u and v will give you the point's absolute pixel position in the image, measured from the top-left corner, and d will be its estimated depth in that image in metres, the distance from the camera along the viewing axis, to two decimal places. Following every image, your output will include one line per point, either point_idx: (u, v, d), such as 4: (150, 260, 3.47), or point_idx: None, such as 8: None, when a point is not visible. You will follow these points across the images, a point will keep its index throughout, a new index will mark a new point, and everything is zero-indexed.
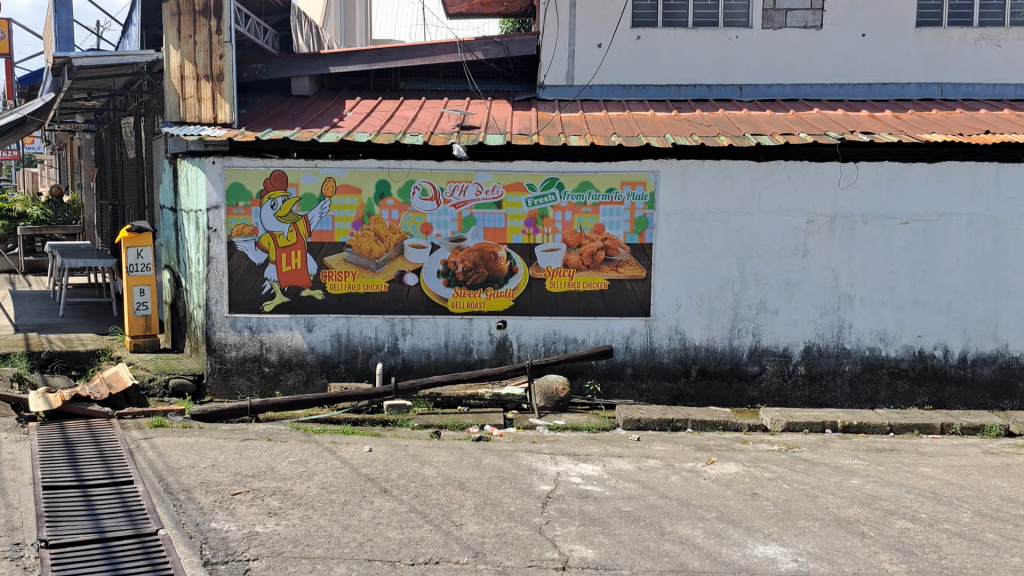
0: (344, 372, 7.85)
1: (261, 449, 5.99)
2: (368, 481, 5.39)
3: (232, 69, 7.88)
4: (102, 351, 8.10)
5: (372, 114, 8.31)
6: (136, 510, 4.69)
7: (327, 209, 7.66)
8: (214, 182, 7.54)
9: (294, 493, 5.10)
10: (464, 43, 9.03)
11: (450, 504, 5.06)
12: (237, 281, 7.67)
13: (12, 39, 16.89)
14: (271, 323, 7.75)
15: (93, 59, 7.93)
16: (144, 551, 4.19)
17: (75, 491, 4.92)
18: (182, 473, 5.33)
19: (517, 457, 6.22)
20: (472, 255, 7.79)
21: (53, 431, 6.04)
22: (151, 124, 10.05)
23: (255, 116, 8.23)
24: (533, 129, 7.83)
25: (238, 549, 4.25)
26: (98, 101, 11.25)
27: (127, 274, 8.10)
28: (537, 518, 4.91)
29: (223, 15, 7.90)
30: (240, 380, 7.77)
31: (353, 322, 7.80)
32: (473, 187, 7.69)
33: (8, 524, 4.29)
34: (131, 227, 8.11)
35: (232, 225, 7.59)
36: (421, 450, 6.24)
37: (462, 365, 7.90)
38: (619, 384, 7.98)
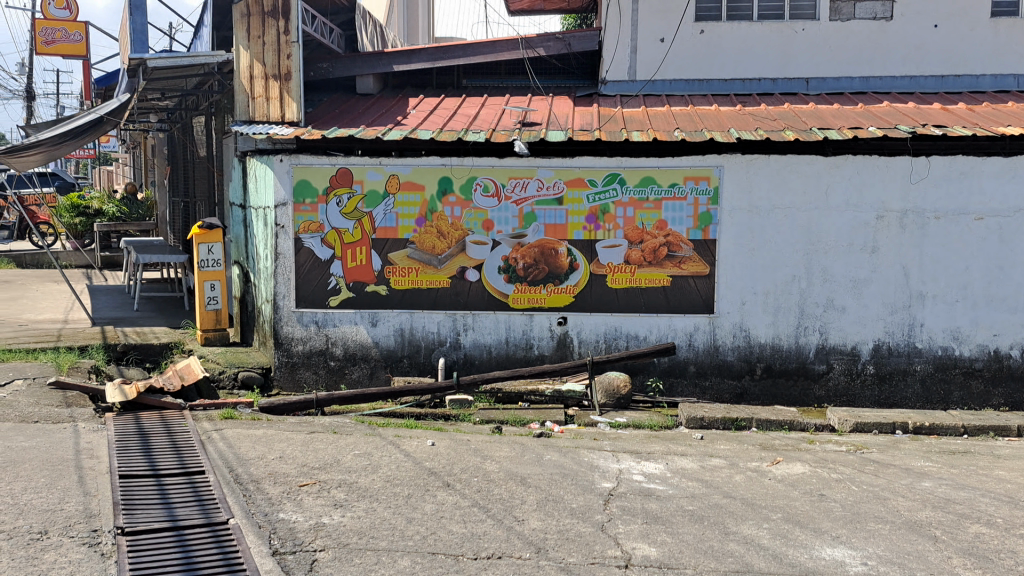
0: (407, 367, 7.93)
1: (327, 442, 6.09)
2: (431, 475, 5.45)
3: (299, 69, 7.99)
4: (174, 345, 8.33)
5: (435, 112, 8.37)
6: (207, 500, 4.81)
7: (391, 206, 7.74)
8: (282, 179, 7.69)
9: (359, 486, 5.18)
10: (526, 39, 8.98)
11: (512, 499, 5.09)
12: (304, 276, 7.81)
13: (89, 41, 17.52)
14: (336, 318, 7.87)
15: (167, 60, 8.15)
16: (216, 540, 4.29)
17: (149, 480, 5.07)
18: (251, 464, 5.45)
19: (578, 454, 6.22)
20: (533, 251, 7.80)
21: (128, 421, 6.23)
22: (221, 122, 10.29)
23: (322, 114, 8.37)
24: (594, 125, 7.81)
25: (306, 539, 4.34)
26: (170, 101, 11.55)
27: (199, 270, 8.29)
28: (599, 516, 4.91)
29: (291, 16, 8.01)
30: (306, 373, 7.91)
31: (416, 317, 7.88)
32: (534, 183, 7.70)
33: (87, 511, 4.43)
34: (203, 223, 8.29)
35: (299, 221, 7.73)
36: (483, 446, 6.28)
37: (523, 362, 7.93)
38: (681, 382, 7.93)
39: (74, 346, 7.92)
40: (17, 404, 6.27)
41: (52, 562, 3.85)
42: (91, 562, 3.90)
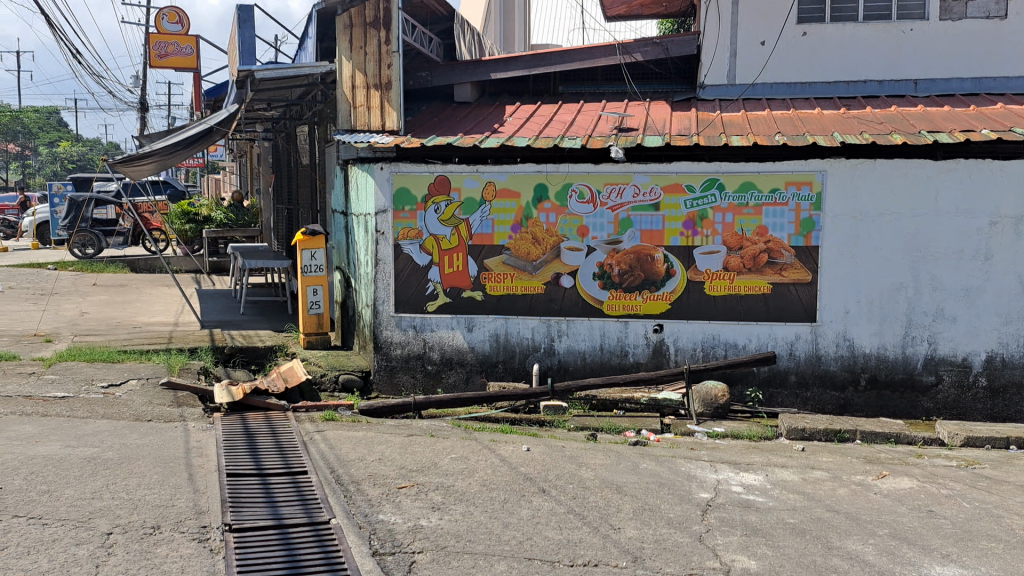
0: (502, 372, 7.98)
1: (425, 445, 6.18)
2: (527, 481, 5.47)
3: (399, 78, 8.17)
4: (278, 347, 8.59)
5: (531, 119, 8.41)
6: (310, 499, 4.94)
7: (487, 213, 7.81)
8: (383, 187, 7.84)
9: (456, 489, 5.23)
10: (623, 45, 8.91)
11: (609, 507, 5.06)
12: (403, 281, 7.94)
13: (199, 54, 18.23)
14: (433, 323, 7.98)
15: (274, 71, 8.41)
16: (318, 538, 4.40)
17: (254, 479, 5.23)
18: (351, 465, 5.58)
19: (675, 463, 6.15)
20: (629, 257, 7.75)
21: (235, 421, 6.44)
22: (324, 131, 10.57)
23: (420, 122, 8.51)
24: (693, 130, 7.73)
25: (404, 541, 4.40)
26: (276, 111, 11.93)
27: (302, 275, 8.53)
28: (697, 526, 4.85)
29: (392, 26, 8.19)
30: (404, 377, 8.04)
31: (511, 323, 7.92)
32: (630, 189, 7.66)
33: (197, 508, 4.59)
34: (306, 230, 8.53)
35: (399, 228, 7.86)
36: (579, 452, 6.27)
37: (618, 369, 7.89)
38: (781, 392, 7.76)
39: (185, 348, 8.23)
40: (132, 403, 6.56)
41: (165, 556, 3.99)
42: (201, 557, 4.02)
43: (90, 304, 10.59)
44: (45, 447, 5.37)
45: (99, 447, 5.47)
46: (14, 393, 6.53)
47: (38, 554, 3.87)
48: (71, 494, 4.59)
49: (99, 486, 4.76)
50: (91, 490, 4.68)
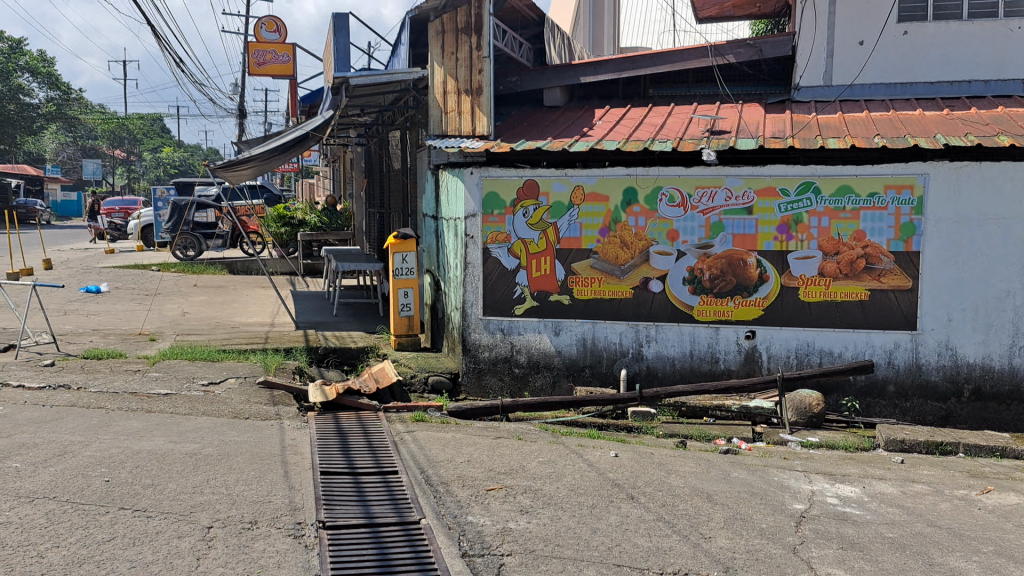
0: (589, 376, 7.95)
1: (513, 447, 6.21)
2: (615, 487, 5.43)
3: (490, 83, 8.19)
4: (369, 348, 8.75)
5: (621, 122, 8.37)
6: (401, 499, 5.01)
7: (576, 217, 7.78)
8: (472, 192, 7.89)
9: (544, 493, 5.23)
10: (715, 48, 8.75)
11: (699, 516, 4.99)
12: (491, 285, 7.98)
13: (295, 61, 18.72)
14: (521, 326, 8.00)
15: (367, 78, 8.56)
16: (409, 538, 4.46)
17: (347, 477, 5.33)
18: (441, 466, 5.63)
19: (768, 473, 6.02)
20: (720, 262, 7.63)
21: (328, 420, 6.58)
22: (415, 136, 10.72)
23: (510, 127, 8.56)
24: (787, 133, 7.56)
25: (494, 543, 4.42)
26: (368, 117, 12.17)
27: (394, 277, 8.66)
28: (791, 538, 4.74)
29: (483, 31, 8.23)
30: (492, 379, 8.08)
31: (598, 327, 7.88)
32: (722, 192, 7.53)
33: (292, 505, 4.70)
34: (398, 234, 8.65)
35: (487, 232, 7.90)
36: (668, 459, 6.20)
37: (708, 375, 7.78)
38: (879, 402, 7.54)
39: (281, 348, 8.45)
40: (231, 401, 6.76)
41: (262, 550, 4.09)
42: (296, 552, 4.11)
43: (191, 305, 10.96)
44: (149, 441, 5.58)
45: (200, 443, 5.65)
46: (120, 389, 6.80)
47: (143, 545, 4.01)
48: (173, 488, 4.75)
49: (200, 481, 4.91)
50: (192, 485, 4.84)
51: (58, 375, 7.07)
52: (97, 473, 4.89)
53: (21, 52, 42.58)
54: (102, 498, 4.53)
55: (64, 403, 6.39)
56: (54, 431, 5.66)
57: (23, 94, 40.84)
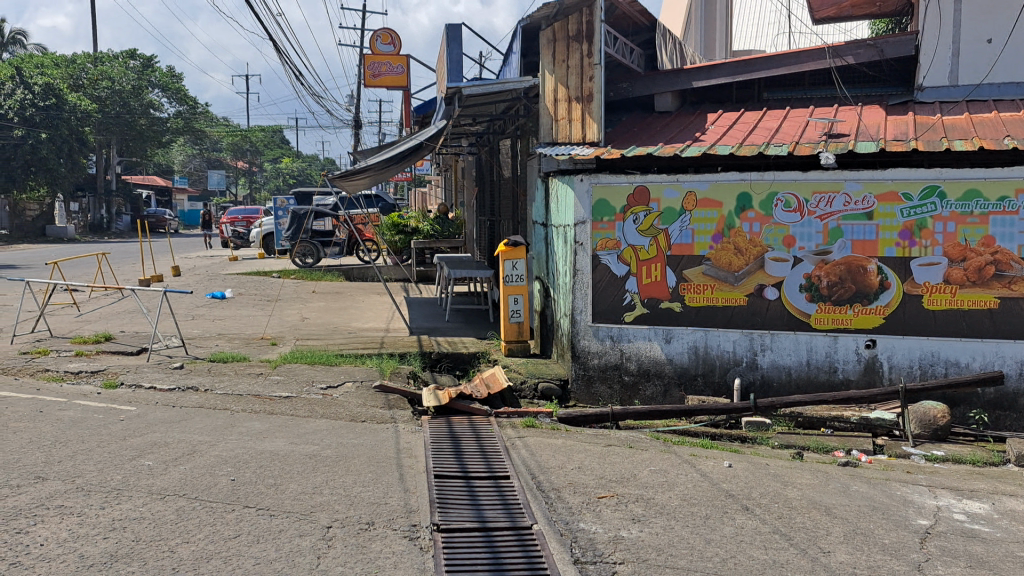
0: (701, 385, 7.84)
1: (624, 455, 6.18)
2: (729, 498, 5.33)
3: (600, 91, 8.23)
4: (481, 354, 8.86)
5: (734, 126, 8.24)
6: (513, 504, 5.06)
7: (687, 223, 7.66)
8: (582, 199, 7.89)
9: (656, 502, 5.18)
10: (833, 48, 8.48)
11: (817, 529, 4.86)
12: (601, 292, 7.96)
13: (409, 73, 19.13)
14: (632, 334, 7.95)
15: (480, 87, 8.68)
16: (521, 543, 4.49)
17: (460, 481, 5.42)
18: (552, 472, 5.65)
19: (889, 487, 5.81)
20: (839, 269, 7.42)
21: (441, 424, 6.71)
22: (526, 144, 10.80)
23: (620, 134, 8.56)
24: (910, 135, 7.31)
25: (605, 551, 4.41)
26: (479, 126, 12.33)
27: (504, 284, 8.71)
28: (915, 554, 4.56)
29: (594, 38, 8.26)
30: (601, 387, 8.05)
31: (711, 335, 7.78)
32: (841, 197, 7.31)
33: (407, 507, 4.79)
34: (508, 241, 8.71)
35: (597, 239, 7.88)
36: (783, 471, 6.04)
37: (826, 385, 7.59)
38: (1010, 416, 7.23)
39: (395, 353, 8.65)
40: (349, 404, 6.95)
41: (379, 551, 4.19)
42: (412, 554, 4.19)
43: (310, 310, 11.33)
44: (272, 443, 5.79)
45: (320, 444, 5.83)
46: (244, 392, 7.08)
47: (267, 543, 4.16)
48: (295, 488, 4.92)
49: (320, 482, 5.06)
50: (312, 485, 5.00)
51: (187, 378, 7.42)
52: (223, 472, 5.11)
53: (153, 69, 44.83)
54: (228, 496, 4.72)
55: (193, 404, 6.69)
56: (184, 431, 5.94)
57: (154, 110, 42.97)
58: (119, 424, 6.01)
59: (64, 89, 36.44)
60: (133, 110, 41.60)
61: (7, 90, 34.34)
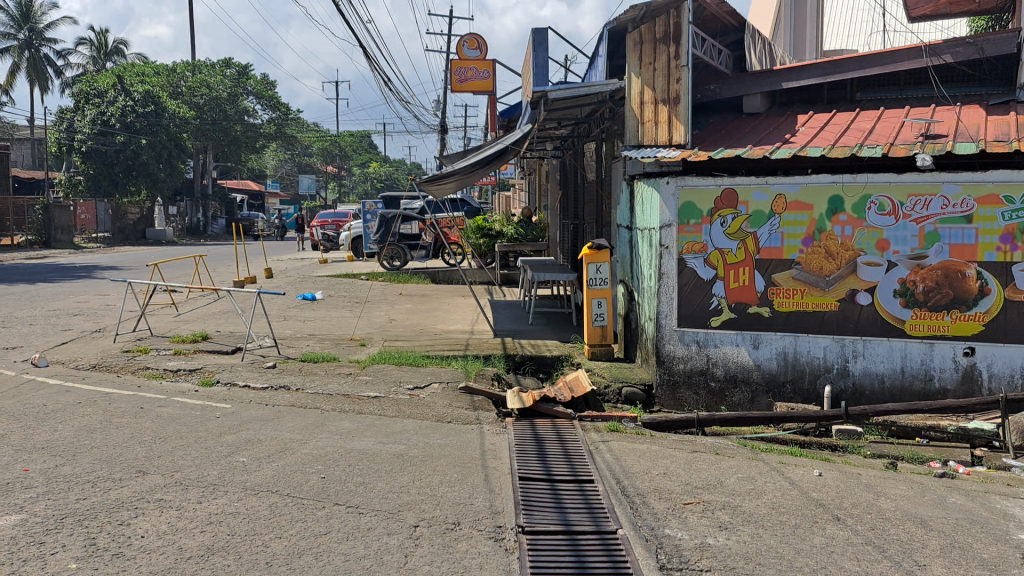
0: (790, 392, 7.69)
1: (710, 462, 6.10)
2: (819, 507, 5.21)
3: (688, 91, 8.04)
4: (564, 357, 8.86)
5: (826, 127, 8.08)
6: (597, 508, 5.04)
7: (777, 226, 7.52)
8: (668, 202, 7.79)
9: (744, 510, 5.10)
10: (930, 47, 8.25)
11: (912, 542, 4.71)
12: (686, 296, 7.85)
13: (495, 77, 19.24)
14: (718, 339, 7.83)
15: (565, 91, 8.71)
16: (606, 548, 4.47)
17: (544, 484, 5.43)
18: (637, 478, 5.62)
19: (989, 500, 5.60)
20: (935, 274, 7.19)
21: (525, 426, 6.74)
22: (611, 147, 10.75)
23: (708, 136, 8.48)
24: (1012, 135, 7.04)
25: (692, 558, 4.36)
26: (564, 130, 12.35)
27: (588, 288, 8.72)
28: (1017, 571, 4.39)
29: (682, 40, 8.11)
30: (687, 392, 7.95)
31: (800, 341, 7.61)
32: (938, 200, 7.08)
33: (493, 508, 4.82)
34: (592, 244, 8.70)
35: (684, 242, 7.77)
36: (876, 481, 5.88)
37: (921, 394, 7.37)
38: None
39: (480, 356, 8.74)
40: (434, 404, 7.05)
41: (465, 551, 4.23)
42: (497, 555, 4.21)
43: (397, 312, 11.51)
44: (360, 441, 5.90)
45: (407, 444, 5.92)
46: (334, 391, 7.24)
47: (356, 540, 4.24)
48: (383, 487, 5.00)
49: (407, 481, 5.14)
50: (399, 484, 5.07)
51: (279, 377, 7.62)
52: (314, 470, 5.22)
53: (249, 76, 45.95)
54: (318, 493, 4.83)
55: (285, 403, 6.87)
56: (276, 429, 6.09)
57: (248, 117, 44.25)
58: (215, 421, 6.21)
59: (164, 97, 37.77)
60: (229, 114, 42.55)
61: (111, 98, 35.91)
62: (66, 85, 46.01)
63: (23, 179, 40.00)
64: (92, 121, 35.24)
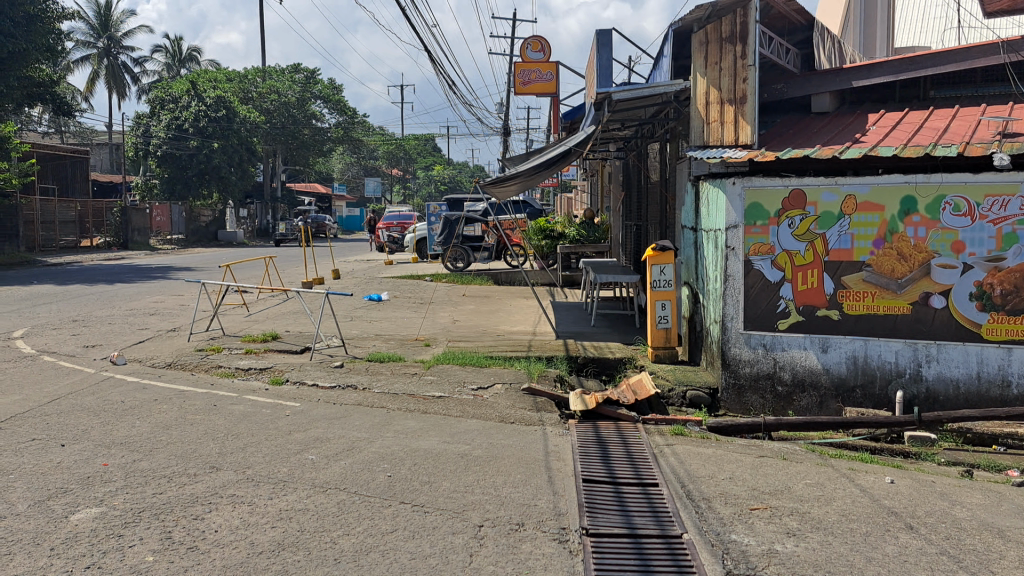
0: (860, 397, 7.53)
1: (777, 467, 6.01)
2: (891, 515, 5.10)
3: (755, 92, 8.05)
4: (628, 360, 8.81)
5: (897, 126, 7.90)
6: (662, 512, 5.01)
7: (847, 227, 7.38)
8: (734, 203, 7.70)
9: (813, 516, 5.02)
10: (1008, 44, 7.91)
11: (989, 552, 4.58)
12: (753, 298, 7.75)
13: (559, 79, 19.25)
14: (785, 342, 7.71)
15: (629, 92, 8.67)
16: (671, 552, 4.43)
17: (608, 486, 5.41)
18: (702, 482, 5.56)
19: None
20: (1013, 276, 6.99)
21: (589, 428, 6.73)
22: (676, 147, 10.67)
23: (775, 136, 8.37)
24: None
25: (759, 564, 4.30)
26: (628, 131, 12.29)
27: (652, 290, 8.63)
28: None
29: (749, 40, 8.08)
30: (753, 396, 7.85)
31: (871, 345, 7.45)
32: (1017, 201, 6.87)
33: (557, 510, 4.83)
34: (656, 245, 8.60)
35: (750, 244, 7.68)
36: (951, 489, 5.73)
37: (998, 401, 7.15)
38: None
39: (543, 357, 8.75)
40: (498, 405, 7.08)
41: (530, 552, 4.23)
42: (562, 557, 4.21)
43: (461, 313, 11.58)
44: (425, 441, 5.95)
45: (471, 444, 5.95)
46: (399, 391, 7.31)
47: (422, 539, 4.28)
48: (447, 487, 5.04)
49: (471, 481, 5.17)
50: (464, 484, 5.11)
51: (346, 376, 7.72)
52: (380, 468, 5.28)
53: (316, 81, 46.72)
54: (385, 492, 4.89)
55: (352, 402, 6.96)
56: (343, 428, 6.17)
57: (316, 120, 44.98)
58: (284, 419, 6.32)
59: (235, 102, 38.58)
60: (297, 119, 43.57)
61: (184, 103, 36.85)
62: (142, 91, 47.37)
63: (103, 183, 41.31)
64: (167, 126, 36.25)
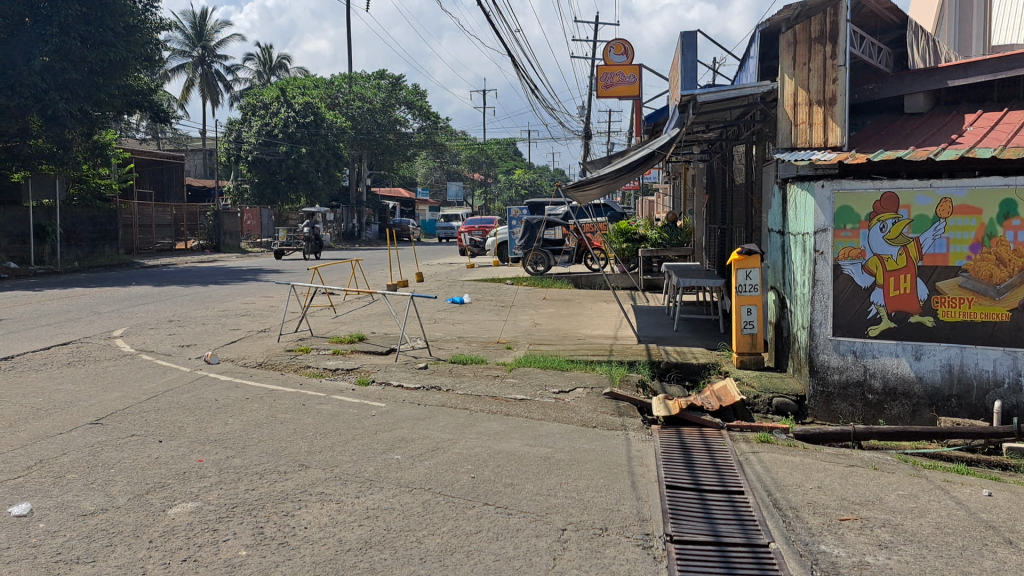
0: (956, 407, 7.29)
1: (868, 477, 5.85)
2: (989, 529, 4.91)
3: (845, 93, 7.82)
4: (712, 365, 8.70)
5: (996, 127, 7.62)
6: (748, 520, 4.93)
7: (941, 232, 7.14)
8: (823, 206, 7.54)
9: (906, 528, 4.87)
10: None
11: None
12: (842, 303, 7.58)
13: (643, 82, 19.14)
14: (876, 349, 7.52)
15: (715, 94, 8.57)
16: (757, 561, 4.36)
17: (692, 493, 5.35)
18: (789, 491, 5.46)
19: None
20: None
21: (672, 434, 6.67)
22: (762, 150, 10.50)
23: (865, 138, 8.17)
24: None
25: None
26: (713, 134, 12.15)
27: (737, 294, 8.50)
28: None
29: (839, 39, 7.88)
30: (842, 404, 7.67)
31: (967, 353, 7.20)
32: None
33: (640, 515, 4.80)
34: (742, 249, 8.49)
35: (839, 248, 7.51)
36: None
37: None
38: None
39: (625, 361, 8.71)
40: (581, 409, 7.07)
41: (614, 557, 4.21)
42: (646, 562, 4.18)
43: (542, 316, 11.61)
44: (509, 443, 5.98)
45: (553, 447, 5.96)
46: (483, 393, 7.36)
47: (506, 540, 4.30)
48: (530, 489, 5.05)
49: (554, 484, 5.18)
50: (548, 487, 5.12)
51: (430, 378, 7.81)
52: (465, 469, 5.33)
53: (400, 87, 47.43)
54: (469, 493, 4.92)
55: (436, 403, 7.04)
56: (428, 428, 6.25)
57: (400, 126, 45.68)
58: (370, 419, 6.42)
59: (323, 109, 39.43)
60: (382, 124, 44.29)
61: (274, 109, 37.80)
62: (234, 98, 48.86)
63: (196, 188, 42.66)
64: (257, 132, 37.24)
